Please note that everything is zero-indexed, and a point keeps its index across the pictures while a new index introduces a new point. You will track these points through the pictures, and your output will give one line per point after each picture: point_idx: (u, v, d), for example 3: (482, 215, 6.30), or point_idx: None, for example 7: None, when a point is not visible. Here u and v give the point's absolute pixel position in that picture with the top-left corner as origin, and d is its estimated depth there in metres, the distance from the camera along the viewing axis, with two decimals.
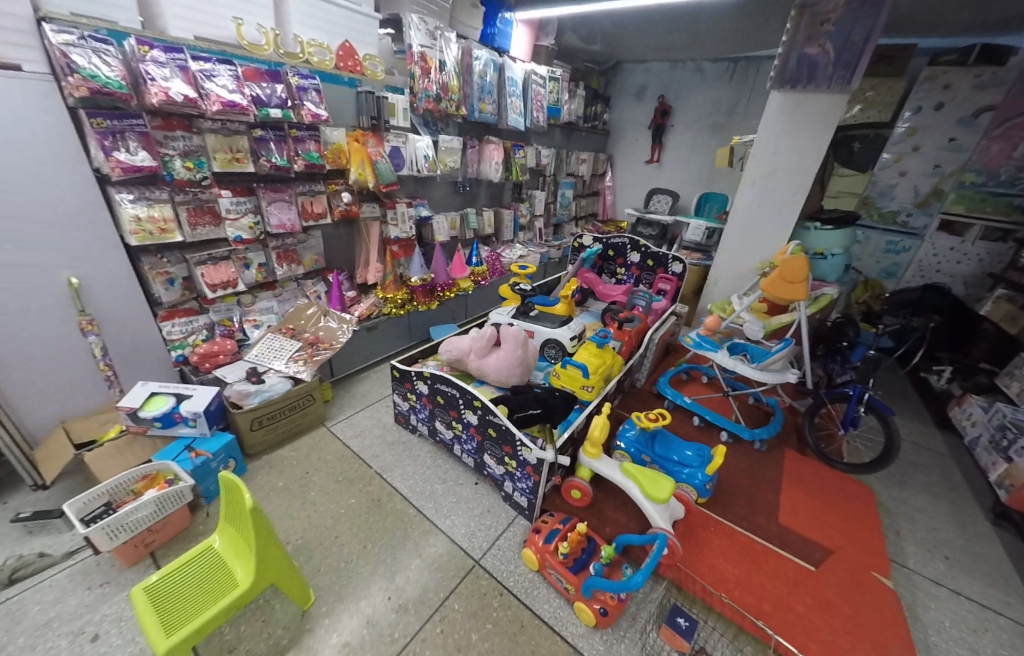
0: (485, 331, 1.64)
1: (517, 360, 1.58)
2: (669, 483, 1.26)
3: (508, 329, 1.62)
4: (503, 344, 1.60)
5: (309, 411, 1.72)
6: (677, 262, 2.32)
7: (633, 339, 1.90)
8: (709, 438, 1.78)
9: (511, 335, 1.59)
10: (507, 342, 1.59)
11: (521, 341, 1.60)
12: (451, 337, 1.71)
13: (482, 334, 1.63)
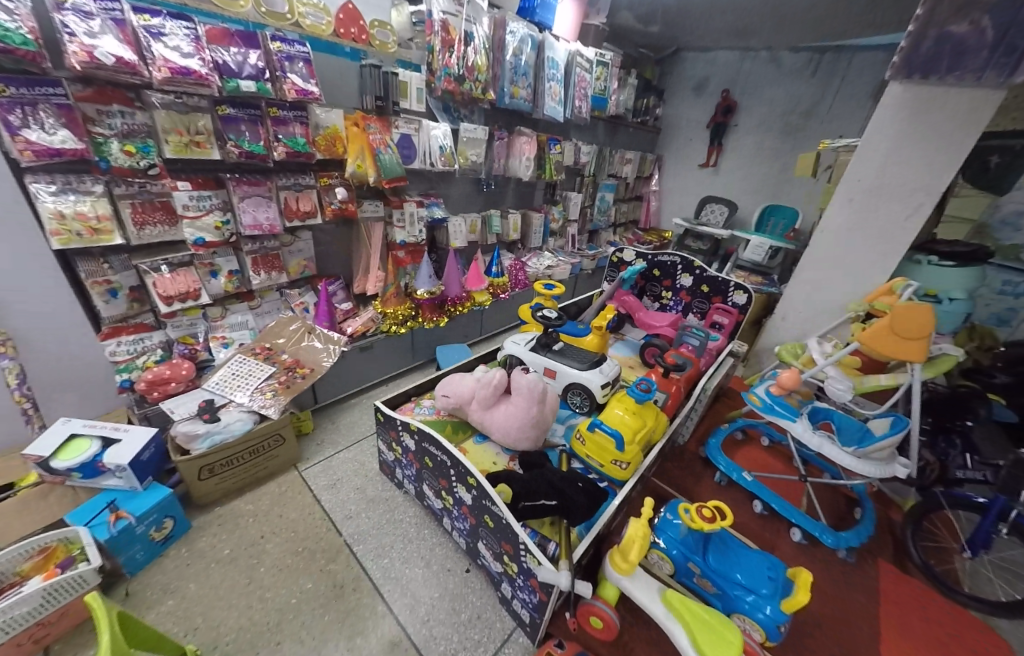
0: (492, 374, 1.25)
1: (529, 418, 1.20)
2: (738, 635, 0.86)
3: (521, 373, 1.23)
4: (514, 394, 1.22)
5: (277, 453, 1.43)
6: (740, 292, 1.88)
7: (681, 392, 1.49)
8: (776, 535, 1.35)
9: (525, 382, 1.20)
10: (519, 393, 1.20)
11: (538, 390, 1.21)
12: (448, 376, 1.35)
13: (487, 378, 1.25)
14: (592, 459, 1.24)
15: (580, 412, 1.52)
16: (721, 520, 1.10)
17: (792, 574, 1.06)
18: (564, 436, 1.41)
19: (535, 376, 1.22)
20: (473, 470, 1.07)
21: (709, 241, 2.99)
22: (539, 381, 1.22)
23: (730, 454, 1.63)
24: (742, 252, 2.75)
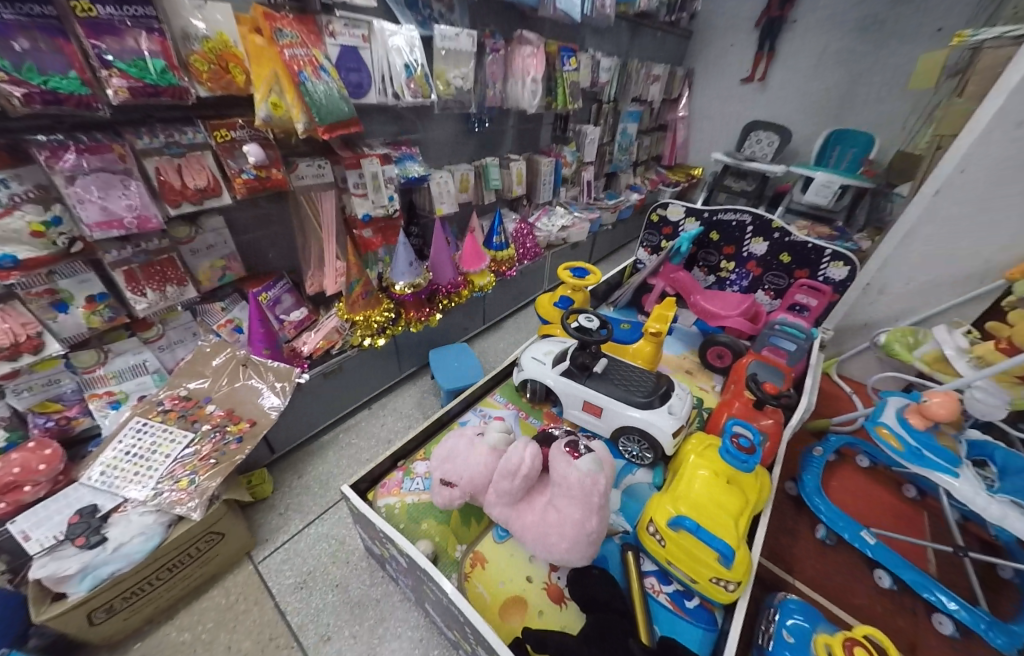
0: (521, 451, 0.79)
1: (586, 532, 0.73)
2: None
3: (568, 455, 0.76)
4: (557, 488, 0.75)
5: (215, 552, 1.02)
6: (838, 263, 1.34)
7: (782, 426, 1.04)
8: (911, 617, 0.98)
9: (576, 473, 0.73)
10: (568, 489, 0.73)
11: (598, 483, 0.74)
12: (448, 443, 0.88)
13: (514, 458, 0.78)
14: (678, 570, 0.82)
15: (638, 463, 1.08)
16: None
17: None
18: (621, 510, 0.98)
19: (592, 459, 0.75)
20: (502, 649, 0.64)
21: (756, 179, 2.40)
22: (599, 467, 0.75)
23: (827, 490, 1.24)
24: (801, 194, 2.19)
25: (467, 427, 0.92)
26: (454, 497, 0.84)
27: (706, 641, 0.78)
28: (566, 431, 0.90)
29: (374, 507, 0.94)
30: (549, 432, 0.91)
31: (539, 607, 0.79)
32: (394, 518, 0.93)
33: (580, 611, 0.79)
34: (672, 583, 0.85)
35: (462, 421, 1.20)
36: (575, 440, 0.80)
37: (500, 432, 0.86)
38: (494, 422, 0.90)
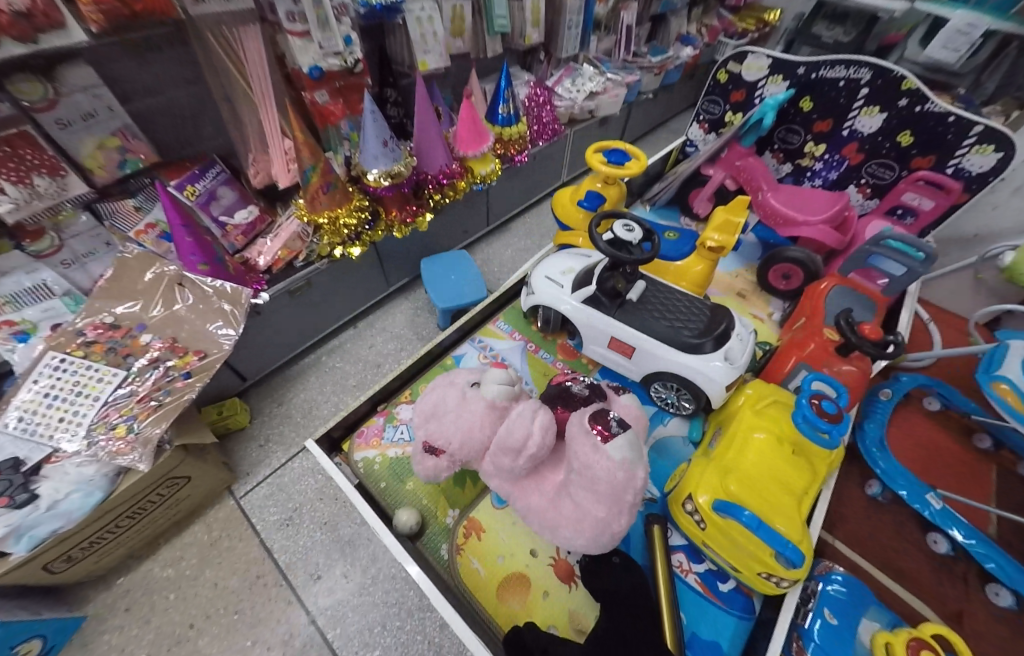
0: (528, 425, 0.57)
1: (608, 529, 0.57)
2: None
3: (595, 435, 0.55)
4: (577, 475, 0.57)
5: (187, 493, 0.93)
6: (986, 147, 0.93)
7: (865, 377, 0.83)
8: (961, 587, 0.90)
9: (605, 465, 0.53)
10: (593, 482, 0.55)
11: (634, 475, 0.55)
12: (431, 399, 0.67)
13: (519, 432, 0.57)
14: (718, 555, 0.70)
15: (672, 411, 0.92)
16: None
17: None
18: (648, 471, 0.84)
19: (627, 444, 0.54)
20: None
21: None
22: (635, 453, 0.55)
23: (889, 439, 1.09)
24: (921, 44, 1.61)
25: (455, 375, 0.70)
26: (441, 467, 0.67)
27: (739, 625, 0.69)
28: (586, 386, 0.68)
29: (350, 462, 0.79)
30: (563, 386, 0.69)
31: (544, 586, 0.69)
32: (374, 475, 0.78)
33: (595, 601, 0.68)
34: (704, 562, 0.74)
35: (457, 356, 0.99)
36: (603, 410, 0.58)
37: (501, 391, 0.64)
38: (491, 371, 0.67)
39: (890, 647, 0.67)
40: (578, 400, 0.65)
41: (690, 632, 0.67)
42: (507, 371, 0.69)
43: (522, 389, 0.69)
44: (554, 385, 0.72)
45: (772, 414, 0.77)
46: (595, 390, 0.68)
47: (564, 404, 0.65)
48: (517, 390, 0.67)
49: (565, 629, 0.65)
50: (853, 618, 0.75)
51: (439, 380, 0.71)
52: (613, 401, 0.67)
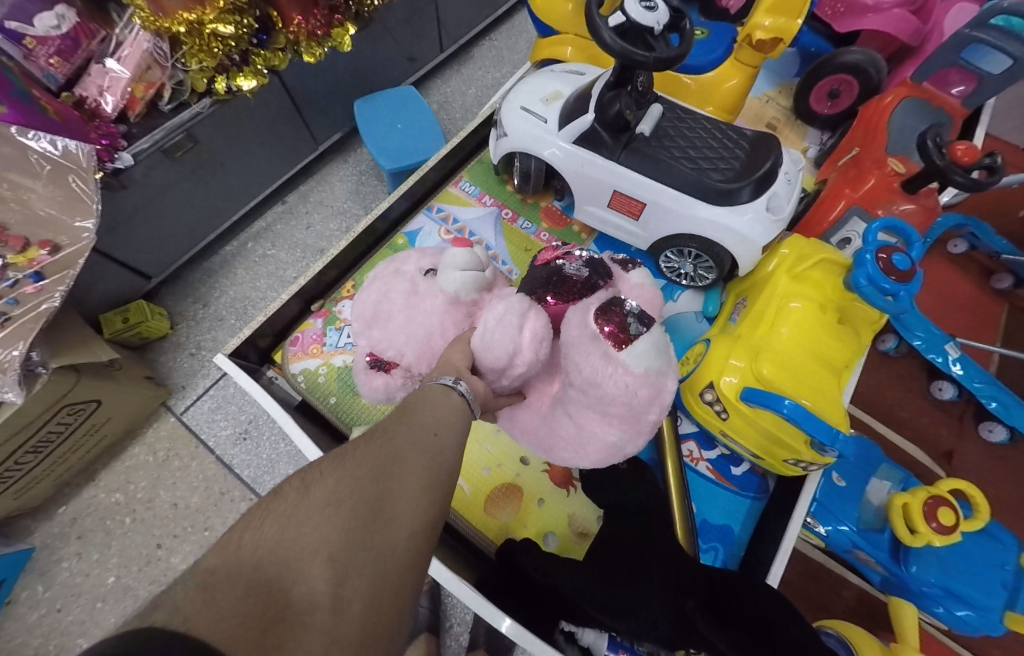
0: (515, 338, 0.38)
1: (619, 447, 0.45)
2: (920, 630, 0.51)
3: (608, 338, 0.39)
4: (578, 393, 0.42)
5: (107, 419, 0.77)
6: None
7: (930, 213, 0.65)
8: (956, 428, 0.95)
9: (620, 382, 0.39)
10: (601, 396, 0.40)
11: (660, 390, 0.41)
12: (368, 301, 0.47)
13: (502, 354, 0.39)
14: (736, 443, 0.62)
15: (684, 283, 0.76)
16: (974, 524, 0.64)
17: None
18: None
19: (652, 348, 0.40)
20: (503, 618, 0.46)
21: None
22: (660, 359, 0.40)
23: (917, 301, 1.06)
24: None
25: (400, 263, 0.50)
26: (394, 389, 0.47)
27: (750, 503, 0.65)
28: (585, 266, 0.46)
29: (287, 376, 0.64)
30: (553, 266, 0.47)
31: (538, 494, 0.61)
32: (320, 389, 0.64)
33: (594, 508, 0.61)
34: (716, 448, 0.67)
35: (411, 233, 0.76)
36: (614, 303, 0.42)
37: (464, 281, 0.44)
38: (449, 254, 0.47)
39: (906, 509, 0.66)
40: (578, 287, 0.44)
41: (700, 521, 0.63)
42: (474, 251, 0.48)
43: (495, 274, 0.50)
44: (537, 265, 0.49)
45: (813, 276, 0.62)
46: (597, 268, 0.47)
47: (558, 293, 0.44)
48: (490, 276, 0.48)
49: (565, 534, 0.59)
50: (862, 480, 0.74)
51: (377, 271, 0.50)
52: (619, 281, 0.47)
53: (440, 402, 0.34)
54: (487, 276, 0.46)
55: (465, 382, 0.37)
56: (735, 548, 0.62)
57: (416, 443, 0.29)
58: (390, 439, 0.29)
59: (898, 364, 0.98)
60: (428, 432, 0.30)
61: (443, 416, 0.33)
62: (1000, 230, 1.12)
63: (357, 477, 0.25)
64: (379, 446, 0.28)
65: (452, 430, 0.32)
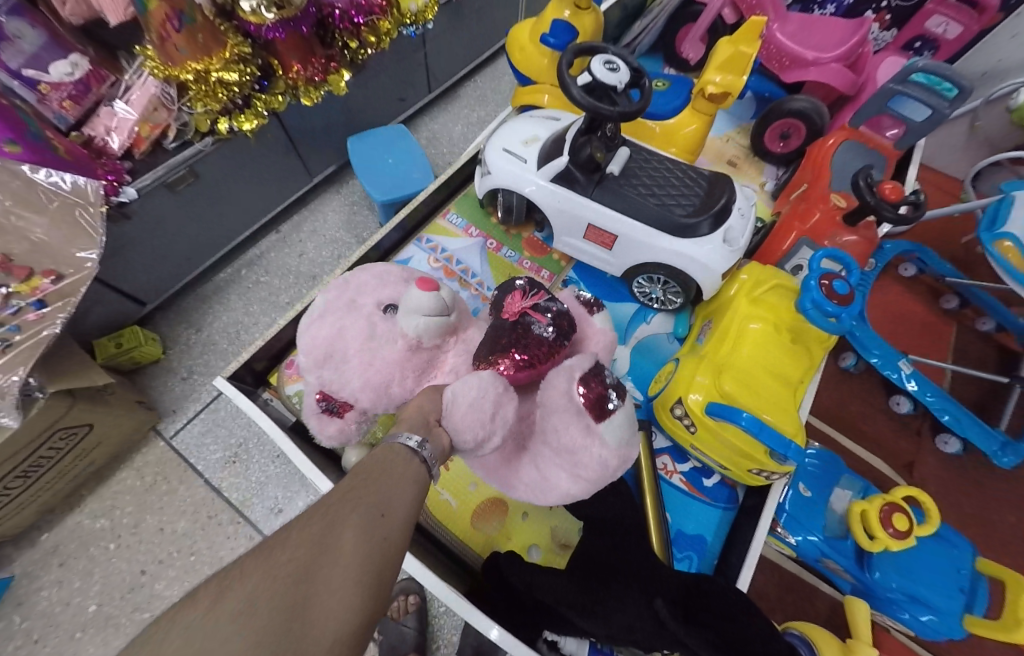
0: (485, 424, 0.38)
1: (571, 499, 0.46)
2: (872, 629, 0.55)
3: (589, 409, 0.41)
4: (551, 453, 0.44)
5: (96, 443, 0.78)
6: None
7: (869, 245, 0.74)
8: (915, 441, 1.01)
9: (595, 453, 0.41)
10: (573, 458, 0.42)
11: (630, 457, 0.44)
12: (320, 333, 0.47)
13: (475, 433, 0.38)
14: (706, 455, 0.67)
15: (656, 307, 0.81)
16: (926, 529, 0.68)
17: (982, 567, 0.76)
18: (630, 373, 0.78)
19: (625, 421, 0.43)
20: (491, 625, 0.49)
21: None
22: (633, 430, 0.44)
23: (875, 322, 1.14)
24: None
25: (357, 296, 0.51)
26: (344, 430, 0.49)
27: (721, 515, 0.69)
28: (551, 325, 0.48)
29: (281, 398, 0.67)
30: (523, 323, 0.47)
31: (522, 508, 0.64)
32: None
33: (574, 519, 0.64)
34: (689, 461, 0.71)
35: (402, 261, 0.81)
36: (595, 369, 0.44)
37: (426, 326, 0.47)
38: (413, 294, 0.48)
39: (864, 516, 0.70)
40: (541, 352, 0.46)
41: (675, 531, 0.67)
42: (440, 292, 0.50)
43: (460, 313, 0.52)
44: (504, 318, 0.49)
45: (770, 300, 0.68)
46: (562, 328, 0.49)
47: (515, 361, 0.45)
48: (452, 316, 0.50)
49: (547, 546, 0.62)
50: (826, 490, 0.79)
51: (326, 300, 0.51)
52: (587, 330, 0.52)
53: (395, 472, 0.29)
54: (450, 319, 0.49)
55: (430, 444, 0.33)
56: (709, 556, 0.66)
57: (359, 526, 0.24)
58: (330, 514, 0.24)
59: (860, 381, 1.05)
60: (374, 512, 0.25)
61: (394, 484, 0.28)
62: (944, 255, 1.23)
63: (278, 580, 0.20)
64: (313, 531, 0.23)
65: (403, 506, 0.27)
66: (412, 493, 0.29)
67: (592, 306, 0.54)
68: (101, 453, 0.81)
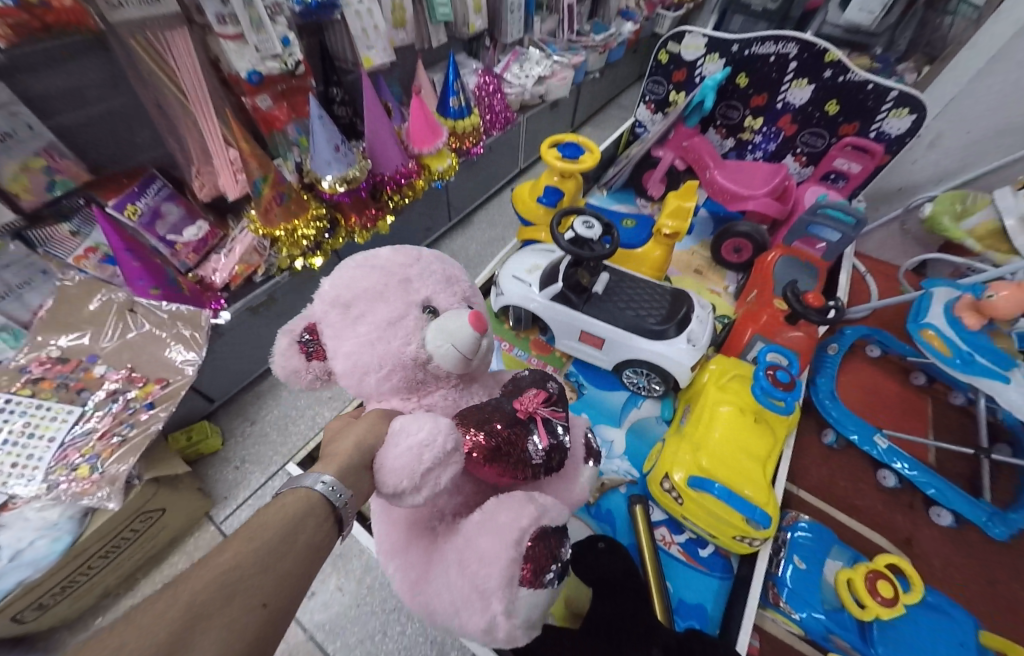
0: (416, 478, 0.35)
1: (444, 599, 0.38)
2: None
3: (517, 564, 0.36)
4: (455, 569, 0.38)
5: (164, 527, 0.90)
6: (901, 112, 1.09)
7: (812, 341, 0.90)
8: (908, 513, 1.06)
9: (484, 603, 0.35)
10: (471, 592, 0.36)
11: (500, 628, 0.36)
12: (356, 284, 0.48)
13: (400, 483, 0.35)
14: (697, 525, 0.76)
15: (644, 394, 0.97)
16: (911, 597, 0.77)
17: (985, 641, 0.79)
18: (626, 453, 0.90)
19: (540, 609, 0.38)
20: None
21: None
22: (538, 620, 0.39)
23: (850, 399, 1.27)
24: (839, 9, 1.87)
25: (410, 281, 0.49)
26: (299, 373, 0.49)
27: (720, 584, 0.76)
28: (543, 454, 0.48)
29: None
30: (528, 431, 0.48)
31: None
32: None
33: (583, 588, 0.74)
34: (685, 532, 0.80)
35: None
36: (556, 534, 0.41)
37: (444, 353, 0.45)
38: (461, 322, 0.45)
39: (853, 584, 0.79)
40: (515, 470, 0.46)
41: (677, 600, 0.74)
42: (483, 334, 0.46)
43: (486, 349, 0.50)
44: (515, 408, 0.49)
45: (734, 387, 0.83)
46: (547, 463, 0.49)
47: (486, 458, 0.44)
48: (477, 358, 0.48)
49: (562, 613, 0.70)
50: (820, 561, 0.85)
51: (389, 267, 0.50)
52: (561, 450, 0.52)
53: (291, 545, 0.27)
54: (470, 360, 0.47)
55: (345, 495, 0.31)
56: (712, 624, 0.73)
57: (230, 620, 0.22)
58: (194, 600, 0.22)
59: (845, 456, 1.14)
60: (254, 602, 0.23)
61: (295, 545, 0.27)
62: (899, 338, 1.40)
63: None
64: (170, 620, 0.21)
65: (288, 598, 0.25)
66: (312, 559, 0.27)
67: (591, 455, 0.57)
68: (166, 537, 0.93)
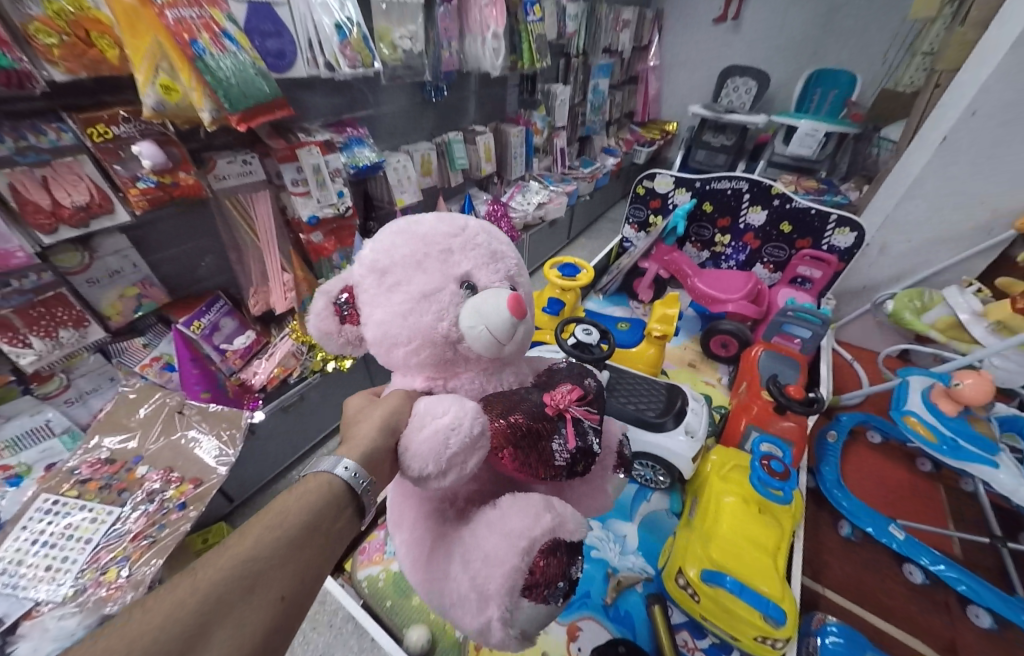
0: (437, 463, 0.38)
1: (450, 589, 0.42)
2: None
3: (520, 573, 0.39)
4: (459, 566, 0.41)
5: None
6: (844, 230, 1.32)
7: (803, 431, 0.96)
8: (947, 615, 1.01)
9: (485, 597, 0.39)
10: (472, 592, 0.40)
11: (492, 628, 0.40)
12: (396, 251, 0.48)
13: (425, 466, 0.38)
14: (717, 627, 0.75)
15: (652, 487, 1.01)
16: None
17: None
18: (639, 549, 0.91)
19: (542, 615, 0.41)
20: None
21: (735, 133, 2.43)
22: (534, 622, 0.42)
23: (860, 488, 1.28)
24: (784, 144, 2.28)
25: (452, 253, 0.48)
26: (331, 333, 0.52)
27: None
28: (569, 455, 0.48)
29: (354, 582, 0.86)
30: (554, 429, 0.48)
31: None
32: (378, 592, 0.83)
33: None
34: (707, 637, 0.79)
35: None
36: (568, 550, 0.43)
37: (478, 336, 0.45)
38: (497, 304, 0.44)
39: None
40: (541, 467, 0.46)
41: None
42: (520, 320, 0.45)
43: (522, 333, 0.48)
44: (545, 403, 0.49)
45: (735, 478, 0.87)
46: (573, 465, 0.48)
47: (512, 453, 0.44)
48: (510, 341, 0.47)
49: None
50: None
51: (429, 234, 0.48)
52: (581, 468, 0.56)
53: (309, 534, 0.31)
54: (502, 344, 0.46)
55: (367, 481, 0.34)
56: None
57: (254, 607, 0.27)
58: (231, 579, 0.27)
59: (866, 551, 1.12)
60: (275, 594, 0.28)
61: (312, 538, 0.31)
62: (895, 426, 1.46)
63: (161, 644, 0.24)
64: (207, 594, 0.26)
65: (305, 589, 0.30)
66: (329, 550, 0.32)
67: (621, 465, 0.59)
68: None
